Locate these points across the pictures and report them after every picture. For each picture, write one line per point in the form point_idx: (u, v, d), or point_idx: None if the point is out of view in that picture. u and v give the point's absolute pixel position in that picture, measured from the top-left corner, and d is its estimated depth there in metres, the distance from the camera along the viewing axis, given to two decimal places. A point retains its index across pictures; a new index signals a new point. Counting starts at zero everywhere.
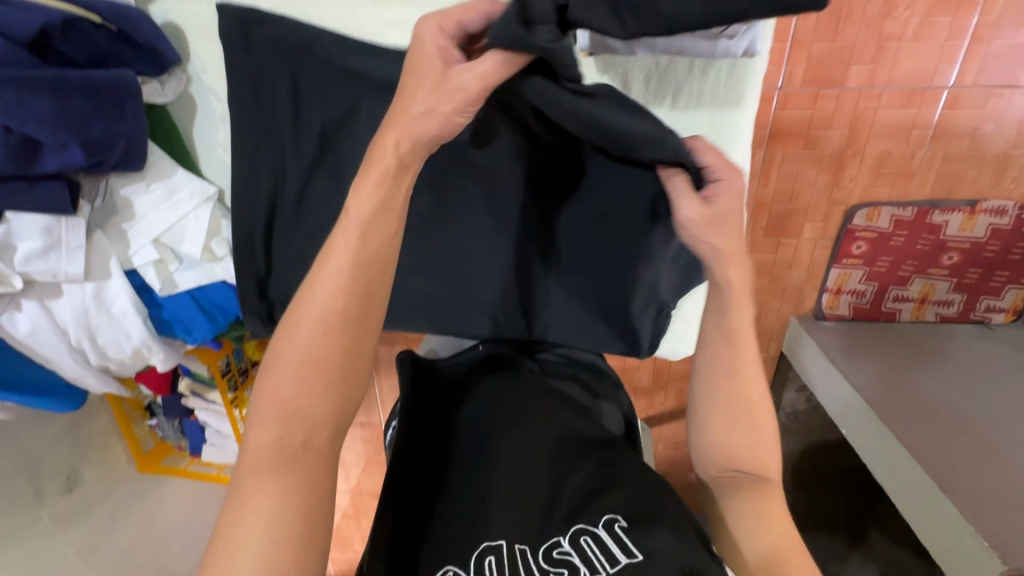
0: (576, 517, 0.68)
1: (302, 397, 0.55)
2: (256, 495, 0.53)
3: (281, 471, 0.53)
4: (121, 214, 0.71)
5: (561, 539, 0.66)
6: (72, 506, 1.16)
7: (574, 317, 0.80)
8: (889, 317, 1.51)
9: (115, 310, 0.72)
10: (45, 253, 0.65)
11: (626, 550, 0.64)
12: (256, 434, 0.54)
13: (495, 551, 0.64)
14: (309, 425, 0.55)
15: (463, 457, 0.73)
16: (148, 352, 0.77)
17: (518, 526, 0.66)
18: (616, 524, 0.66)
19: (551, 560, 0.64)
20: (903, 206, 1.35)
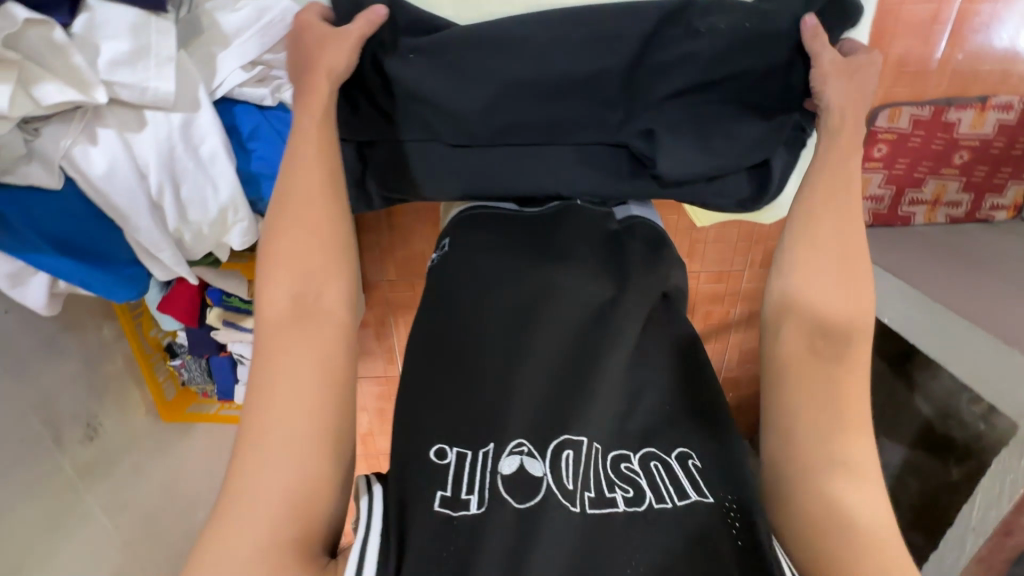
0: (647, 440, 0.66)
1: (303, 252, 0.57)
2: (282, 355, 0.53)
3: (300, 336, 0.54)
4: (207, 34, 0.62)
5: (629, 455, 0.64)
6: (92, 454, 1.02)
7: (697, 152, 0.74)
8: (905, 221, 1.60)
9: (204, 152, 0.61)
10: (134, 59, 0.56)
11: (697, 488, 0.62)
12: (266, 302, 0.55)
13: (574, 446, 0.61)
14: (319, 286, 0.57)
15: (542, 336, 0.67)
16: (233, 217, 0.65)
17: (599, 424, 0.63)
18: (690, 461, 0.64)
19: (620, 474, 0.62)
20: (921, 104, 1.44)
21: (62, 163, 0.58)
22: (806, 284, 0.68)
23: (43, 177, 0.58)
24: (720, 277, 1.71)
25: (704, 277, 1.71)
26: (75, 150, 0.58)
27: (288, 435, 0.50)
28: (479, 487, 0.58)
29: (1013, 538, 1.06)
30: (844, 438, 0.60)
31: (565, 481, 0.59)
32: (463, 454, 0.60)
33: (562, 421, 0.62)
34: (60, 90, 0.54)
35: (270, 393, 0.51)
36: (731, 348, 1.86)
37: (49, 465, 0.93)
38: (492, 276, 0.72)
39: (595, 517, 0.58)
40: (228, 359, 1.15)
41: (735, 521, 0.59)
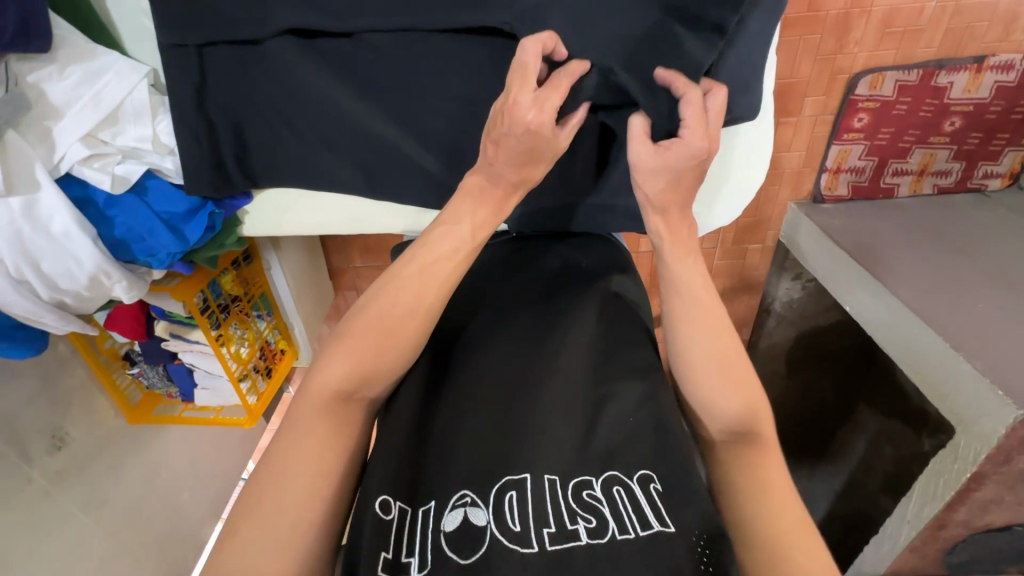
0: (609, 463, 0.68)
1: (362, 361, 0.65)
2: (303, 434, 0.62)
3: (337, 419, 0.64)
4: (37, 109, 0.57)
5: (592, 481, 0.66)
6: (64, 464, 1.10)
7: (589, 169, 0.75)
8: (888, 193, 1.50)
9: (56, 229, 0.57)
10: None
11: (659, 516, 0.63)
12: (306, 412, 0.63)
13: (516, 486, 0.64)
14: (370, 378, 0.66)
15: (486, 364, 0.75)
16: (108, 280, 0.63)
17: (549, 456, 0.67)
18: (651, 484, 0.66)
19: (581, 503, 0.64)
20: (908, 68, 1.30)
21: None
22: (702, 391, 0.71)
23: None
24: None
25: None
26: None
27: (298, 488, 0.60)
28: (420, 547, 0.61)
29: (945, 532, 1.09)
30: (761, 487, 0.66)
31: (508, 524, 0.62)
32: (404, 510, 0.64)
33: (508, 451, 0.67)
34: None
35: (281, 462, 0.61)
36: None
37: (20, 478, 1.00)
38: (450, 321, 0.82)
39: (557, 552, 0.60)
40: (183, 365, 1.19)
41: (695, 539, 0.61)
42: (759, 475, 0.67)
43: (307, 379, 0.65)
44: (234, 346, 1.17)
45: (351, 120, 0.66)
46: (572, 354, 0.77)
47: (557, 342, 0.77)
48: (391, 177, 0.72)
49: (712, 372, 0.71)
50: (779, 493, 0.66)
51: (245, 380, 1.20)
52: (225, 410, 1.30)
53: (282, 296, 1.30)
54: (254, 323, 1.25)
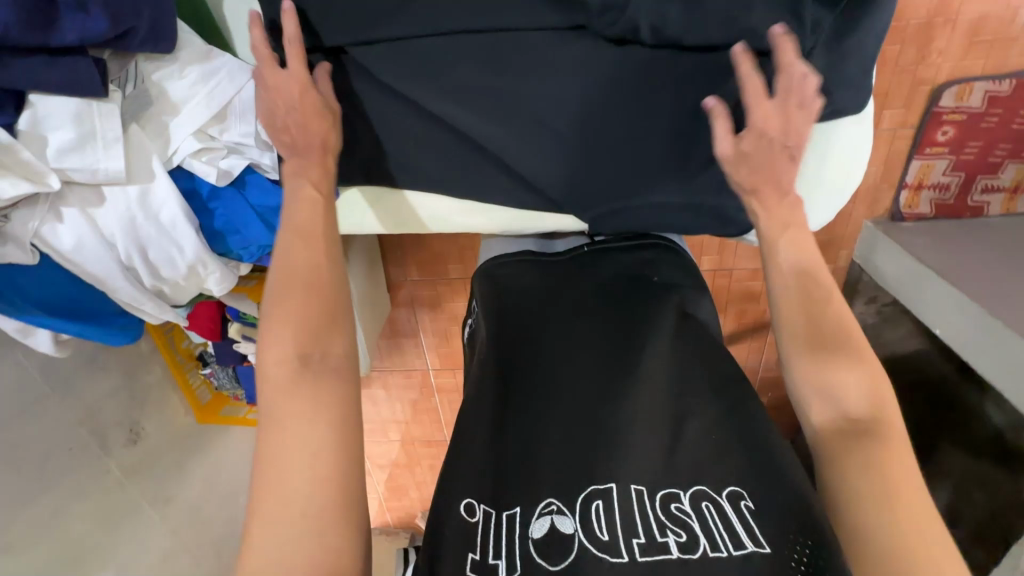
0: (695, 477, 0.62)
1: (306, 311, 0.57)
2: (292, 413, 0.53)
3: (312, 392, 0.54)
4: (158, 105, 0.58)
5: (680, 495, 0.61)
6: (138, 458, 1.14)
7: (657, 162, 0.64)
8: (976, 212, 1.40)
9: (164, 219, 0.60)
10: (80, 147, 0.52)
11: (753, 536, 0.56)
12: (280, 402, 0.53)
13: (601, 495, 0.60)
14: (325, 344, 0.56)
15: (556, 376, 0.71)
16: (204, 271, 0.66)
17: (637, 468, 0.62)
18: (742, 502, 0.59)
19: (670, 515, 0.59)
20: (999, 79, 1.22)
21: (34, 244, 0.55)
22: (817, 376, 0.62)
23: (18, 256, 0.55)
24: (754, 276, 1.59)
25: (738, 276, 1.59)
26: (42, 229, 0.55)
27: (293, 486, 0.50)
28: (507, 552, 0.58)
29: None
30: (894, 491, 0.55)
31: (596, 534, 0.58)
32: (488, 513, 0.61)
33: (591, 459, 0.63)
34: (12, 182, 0.50)
35: (275, 449, 0.52)
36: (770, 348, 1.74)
37: (99, 468, 1.05)
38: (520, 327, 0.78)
39: (650, 564, 0.55)
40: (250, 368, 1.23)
41: (804, 560, 0.54)
42: (879, 462, 0.56)
43: (260, 360, 0.56)
44: None
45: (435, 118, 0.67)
46: (651, 361, 0.72)
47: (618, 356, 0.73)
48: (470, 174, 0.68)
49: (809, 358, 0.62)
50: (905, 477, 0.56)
51: None
52: None
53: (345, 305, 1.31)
54: None
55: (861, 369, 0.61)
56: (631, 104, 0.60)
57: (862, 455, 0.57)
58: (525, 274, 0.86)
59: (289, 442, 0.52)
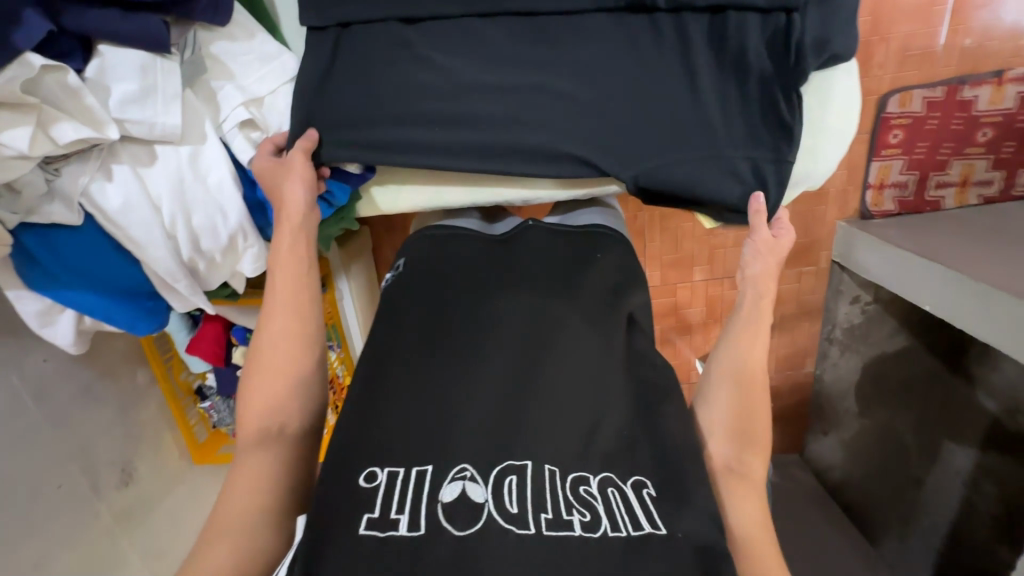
0: (608, 462, 0.59)
1: (275, 387, 0.61)
2: (243, 470, 0.58)
3: (265, 455, 0.59)
4: (212, 72, 0.60)
5: (589, 477, 0.58)
6: (129, 501, 1.03)
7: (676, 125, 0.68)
8: (935, 206, 1.53)
9: (212, 183, 0.60)
10: (143, 98, 0.52)
11: (650, 520, 0.55)
12: (243, 419, 0.60)
13: (517, 472, 0.57)
14: (286, 411, 0.61)
15: (491, 353, 0.67)
16: (243, 244, 0.65)
17: (554, 449, 0.59)
18: (644, 490, 0.58)
19: (576, 497, 0.56)
20: (933, 86, 1.39)
21: (80, 201, 0.54)
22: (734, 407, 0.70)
23: (63, 214, 0.54)
24: None
25: (729, 284, 1.66)
26: (90, 186, 0.54)
27: (244, 496, 0.57)
28: (412, 507, 0.54)
29: None
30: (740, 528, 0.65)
31: (506, 506, 0.54)
32: (394, 473, 0.56)
33: (510, 434, 0.60)
34: (74, 129, 0.49)
35: (224, 499, 0.57)
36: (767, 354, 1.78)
37: (88, 512, 0.94)
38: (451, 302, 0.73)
39: (551, 541, 0.52)
40: None
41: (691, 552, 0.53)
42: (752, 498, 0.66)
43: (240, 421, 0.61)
44: None
45: None
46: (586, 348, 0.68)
47: (560, 343, 0.68)
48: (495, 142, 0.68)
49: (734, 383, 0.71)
50: (761, 527, 0.65)
51: None
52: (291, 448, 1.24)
53: (351, 327, 1.29)
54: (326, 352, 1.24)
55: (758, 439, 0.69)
56: (653, 62, 0.66)
57: (739, 503, 0.66)
58: (461, 241, 0.80)
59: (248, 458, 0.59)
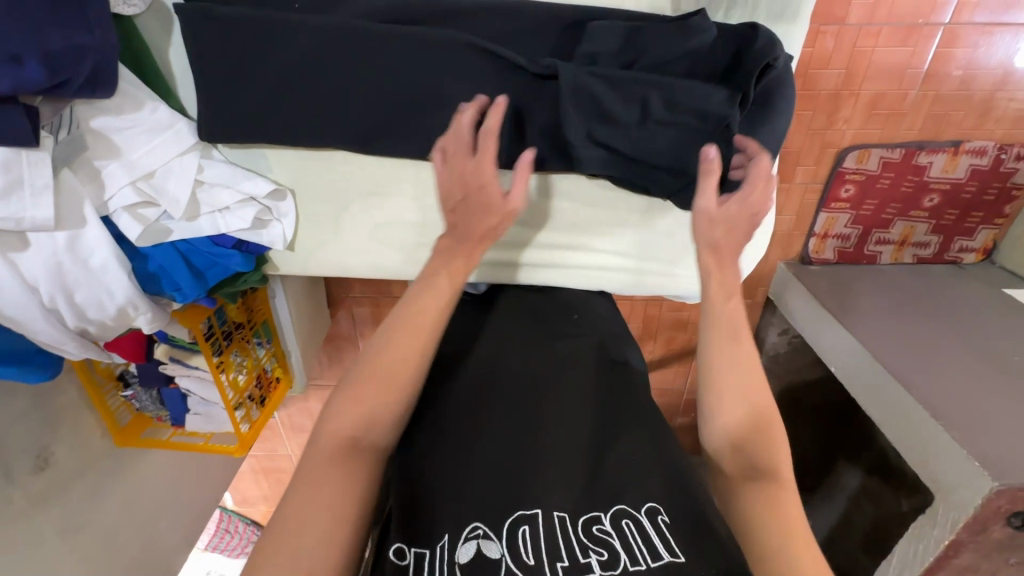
0: (617, 496, 0.58)
1: (371, 404, 0.55)
2: (319, 482, 0.50)
3: (343, 471, 0.52)
4: (93, 150, 0.56)
5: (600, 516, 0.56)
6: (47, 484, 1.05)
7: (570, 232, 0.70)
8: (872, 260, 1.43)
9: (95, 263, 0.59)
10: (6, 195, 0.50)
11: (667, 546, 0.52)
12: (331, 423, 0.53)
13: (529, 521, 0.54)
14: (372, 432, 0.54)
15: (483, 403, 0.67)
16: (134, 312, 0.65)
17: (557, 488, 0.58)
18: (658, 515, 0.56)
19: (591, 538, 0.54)
20: (892, 148, 1.24)
21: None
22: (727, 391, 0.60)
23: None
24: (683, 306, 1.68)
25: (668, 305, 1.68)
26: None
27: (325, 528, 0.48)
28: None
29: None
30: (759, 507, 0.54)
31: (523, 558, 0.51)
32: (422, 553, 0.53)
33: (513, 481, 0.58)
34: None
35: (294, 521, 0.48)
36: (695, 371, 1.84)
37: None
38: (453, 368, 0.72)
39: None
40: (178, 390, 1.17)
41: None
42: (766, 492, 0.55)
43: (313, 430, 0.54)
44: (233, 373, 1.16)
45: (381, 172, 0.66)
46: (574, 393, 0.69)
47: (565, 391, 0.69)
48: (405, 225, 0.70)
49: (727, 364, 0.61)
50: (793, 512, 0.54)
51: (240, 410, 1.18)
52: (215, 436, 1.27)
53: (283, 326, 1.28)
54: (255, 351, 1.24)
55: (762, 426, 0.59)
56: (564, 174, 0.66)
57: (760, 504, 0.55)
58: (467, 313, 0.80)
59: (332, 476, 0.51)
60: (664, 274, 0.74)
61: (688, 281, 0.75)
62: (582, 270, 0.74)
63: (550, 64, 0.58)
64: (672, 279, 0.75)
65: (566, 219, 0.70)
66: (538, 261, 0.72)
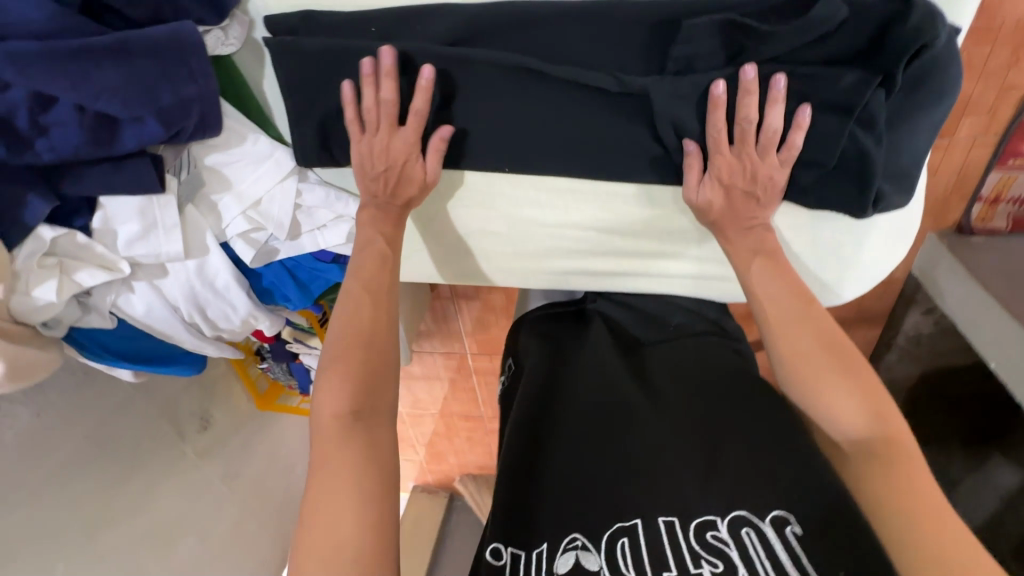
0: (734, 498, 0.48)
1: (356, 363, 0.54)
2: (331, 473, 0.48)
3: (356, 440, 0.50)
4: (209, 186, 0.62)
5: (716, 520, 0.47)
6: (210, 441, 1.26)
7: (657, 241, 0.64)
8: None
9: (219, 284, 0.66)
10: (145, 236, 0.57)
11: (797, 565, 0.42)
12: (323, 403, 0.52)
13: (628, 532, 0.49)
14: (372, 387, 0.53)
15: (576, 401, 0.61)
16: (256, 321, 0.72)
17: (660, 492, 0.51)
18: (787, 528, 0.44)
19: (705, 544, 0.46)
20: None
21: (112, 311, 0.62)
22: (798, 365, 0.51)
23: (100, 321, 0.62)
24: None
25: None
26: (118, 301, 0.62)
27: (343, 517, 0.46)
28: None
29: None
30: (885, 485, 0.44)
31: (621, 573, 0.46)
32: (517, 555, 0.50)
33: (616, 491, 0.52)
34: (91, 274, 0.55)
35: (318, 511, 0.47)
36: None
37: None
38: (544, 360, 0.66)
39: None
40: (302, 365, 1.31)
41: None
42: (895, 471, 0.45)
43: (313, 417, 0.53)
44: None
45: (461, 186, 0.64)
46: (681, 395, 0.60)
47: (669, 390, 0.60)
48: (485, 240, 0.68)
49: (783, 325, 0.53)
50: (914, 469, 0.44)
51: None
52: None
53: None
54: None
55: (855, 380, 0.49)
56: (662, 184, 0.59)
57: (867, 475, 0.46)
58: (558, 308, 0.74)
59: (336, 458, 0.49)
60: (663, 278, 0.67)
61: (697, 283, 0.67)
62: (631, 276, 0.68)
63: (640, 85, 0.52)
64: (672, 283, 0.67)
65: (643, 224, 0.63)
66: (604, 270, 0.68)
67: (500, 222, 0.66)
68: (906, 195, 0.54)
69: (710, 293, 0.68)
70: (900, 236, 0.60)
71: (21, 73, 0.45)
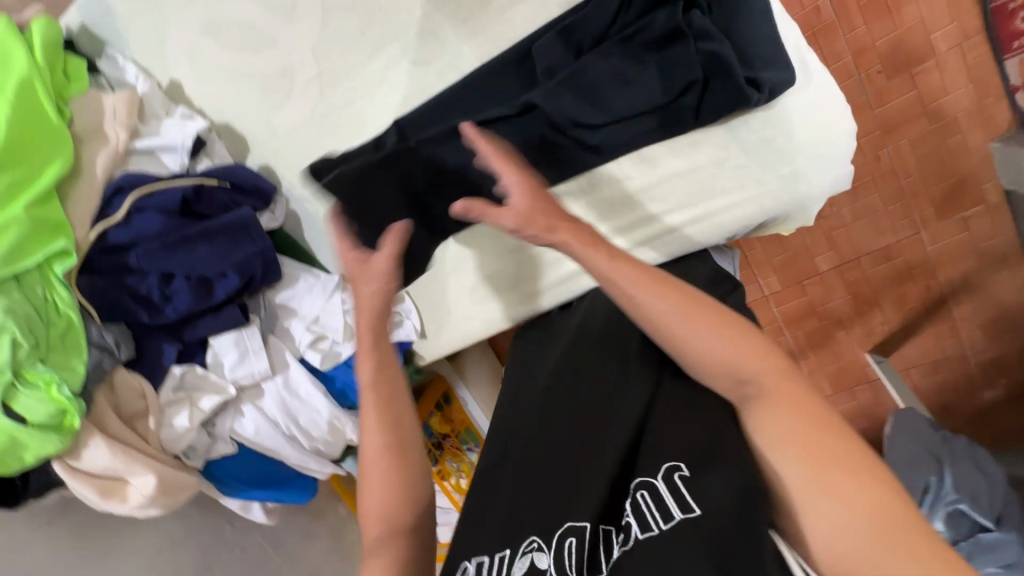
0: (641, 466, 0.49)
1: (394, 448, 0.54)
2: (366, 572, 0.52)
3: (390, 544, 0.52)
4: (283, 316, 0.83)
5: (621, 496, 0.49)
6: None
7: (637, 190, 0.68)
8: None
9: (303, 392, 0.82)
10: (242, 360, 0.76)
11: (681, 504, 0.44)
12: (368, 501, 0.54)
13: (576, 532, 0.48)
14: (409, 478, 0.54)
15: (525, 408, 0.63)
16: (341, 424, 0.84)
17: (585, 489, 0.51)
18: (677, 476, 0.46)
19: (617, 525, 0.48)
20: None
21: (231, 436, 0.79)
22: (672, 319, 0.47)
23: (224, 447, 0.79)
24: None
25: None
26: (234, 425, 0.79)
27: None
28: None
29: None
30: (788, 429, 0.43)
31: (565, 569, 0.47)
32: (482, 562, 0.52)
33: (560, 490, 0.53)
34: (211, 399, 0.74)
35: None
36: None
37: None
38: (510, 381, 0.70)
39: None
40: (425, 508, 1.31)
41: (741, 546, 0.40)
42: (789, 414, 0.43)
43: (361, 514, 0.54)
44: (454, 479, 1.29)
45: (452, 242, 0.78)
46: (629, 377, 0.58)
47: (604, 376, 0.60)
48: (488, 278, 0.79)
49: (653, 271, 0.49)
50: (806, 432, 0.42)
51: None
52: None
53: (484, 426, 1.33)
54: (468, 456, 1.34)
55: (728, 325, 0.46)
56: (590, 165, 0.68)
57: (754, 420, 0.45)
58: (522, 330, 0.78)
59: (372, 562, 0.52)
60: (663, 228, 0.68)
61: (658, 244, 0.69)
62: (643, 236, 0.69)
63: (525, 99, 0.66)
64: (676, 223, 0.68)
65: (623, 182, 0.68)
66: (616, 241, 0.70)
67: (491, 259, 0.79)
68: (787, 71, 0.60)
69: (710, 229, 0.68)
70: (828, 119, 0.63)
71: (149, 260, 0.69)
